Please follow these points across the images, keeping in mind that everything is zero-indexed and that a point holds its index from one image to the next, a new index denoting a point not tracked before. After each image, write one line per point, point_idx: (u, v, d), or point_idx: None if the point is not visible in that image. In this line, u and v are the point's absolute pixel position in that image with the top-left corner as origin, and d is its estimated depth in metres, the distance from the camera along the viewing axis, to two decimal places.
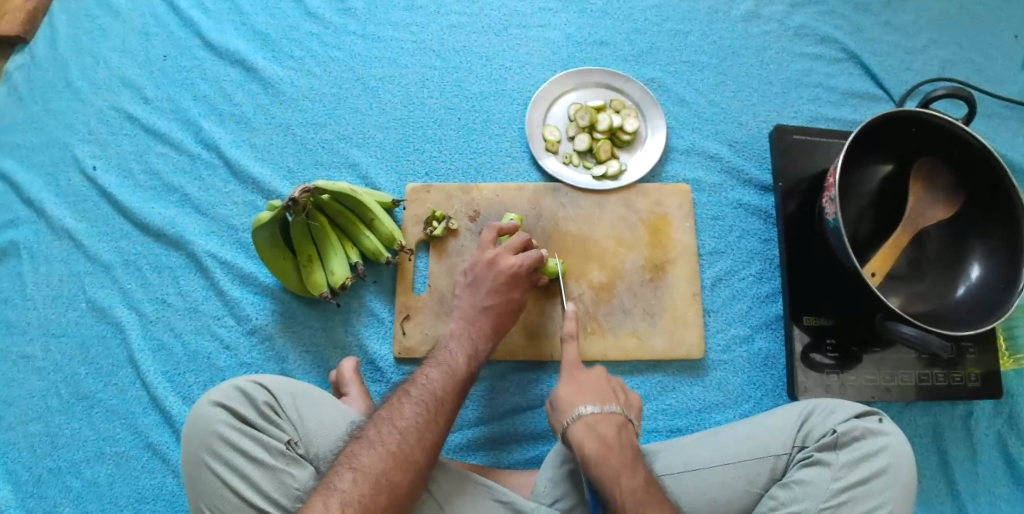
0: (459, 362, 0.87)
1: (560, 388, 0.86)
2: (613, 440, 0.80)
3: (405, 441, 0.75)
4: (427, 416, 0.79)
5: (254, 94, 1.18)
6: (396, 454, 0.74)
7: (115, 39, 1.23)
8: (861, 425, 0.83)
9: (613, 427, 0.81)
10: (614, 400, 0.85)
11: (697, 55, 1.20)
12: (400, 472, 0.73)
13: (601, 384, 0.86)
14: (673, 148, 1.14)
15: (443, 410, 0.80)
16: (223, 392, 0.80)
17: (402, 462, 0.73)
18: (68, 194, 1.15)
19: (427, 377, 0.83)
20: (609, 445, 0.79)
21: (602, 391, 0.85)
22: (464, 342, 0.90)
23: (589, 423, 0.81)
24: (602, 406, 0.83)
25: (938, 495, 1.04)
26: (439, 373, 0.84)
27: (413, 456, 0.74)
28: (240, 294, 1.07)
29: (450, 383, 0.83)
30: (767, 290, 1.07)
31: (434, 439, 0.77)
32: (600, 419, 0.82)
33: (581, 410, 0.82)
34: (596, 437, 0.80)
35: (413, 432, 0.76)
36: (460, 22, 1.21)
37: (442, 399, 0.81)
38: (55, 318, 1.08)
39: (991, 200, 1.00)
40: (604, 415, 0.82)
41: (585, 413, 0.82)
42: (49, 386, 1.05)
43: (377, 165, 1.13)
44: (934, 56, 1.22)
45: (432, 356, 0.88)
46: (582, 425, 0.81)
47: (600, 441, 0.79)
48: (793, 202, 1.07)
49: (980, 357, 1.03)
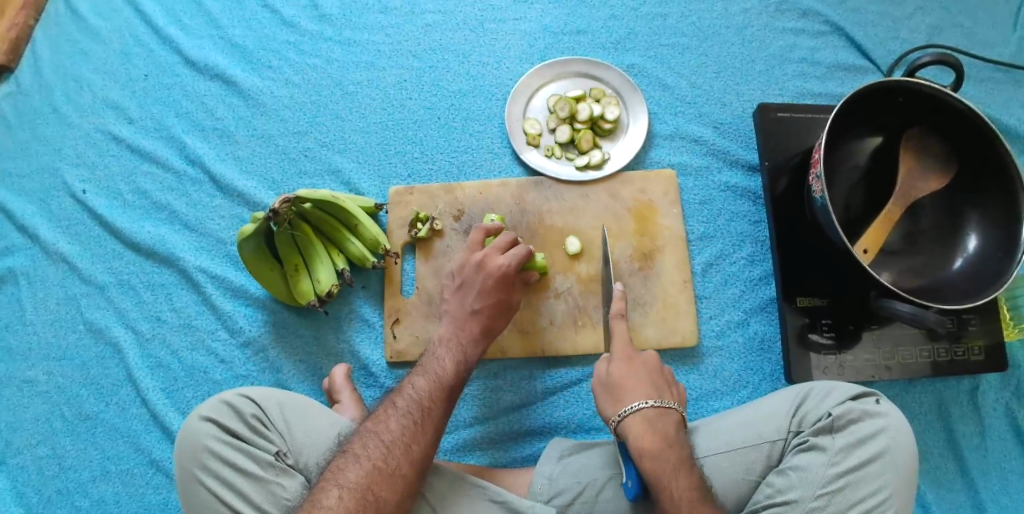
0: (447, 369, 0.86)
1: (615, 375, 0.84)
2: (672, 437, 0.79)
3: (390, 454, 0.75)
4: (413, 427, 0.78)
5: (235, 107, 1.18)
6: (381, 468, 0.74)
7: (97, 61, 1.24)
8: (859, 408, 0.81)
9: (671, 423, 0.80)
10: (667, 395, 0.83)
11: (677, 37, 1.18)
12: (386, 486, 0.73)
13: (656, 380, 0.84)
14: (657, 134, 1.13)
15: (430, 419, 0.80)
16: (212, 406, 0.80)
17: (389, 476, 0.74)
18: (60, 218, 1.16)
19: (414, 386, 0.83)
20: (668, 442, 0.78)
21: (655, 384, 0.84)
22: (452, 347, 0.90)
23: (648, 418, 0.79)
24: (660, 401, 0.81)
25: (946, 471, 1.02)
26: (425, 381, 0.84)
27: (399, 470, 0.75)
28: (232, 307, 1.07)
29: (436, 392, 0.83)
30: (759, 273, 1.05)
31: (421, 450, 0.77)
32: (658, 415, 0.80)
33: (641, 404, 0.80)
34: (655, 435, 0.78)
35: (399, 444, 0.77)
36: (436, 20, 1.20)
37: (429, 409, 0.81)
38: (55, 341, 1.10)
39: (984, 167, 0.97)
40: (661, 410, 0.80)
41: (644, 407, 0.80)
42: (52, 408, 1.07)
43: (360, 171, 1.13)
44: (921, 23, 1.19)
45: (420, 364, 0.88)
46: (640, 421, 0.79)
47: (661, 437, 0.78)
48: (782, 180, 1.05)
49: (983, 328, 1.01)
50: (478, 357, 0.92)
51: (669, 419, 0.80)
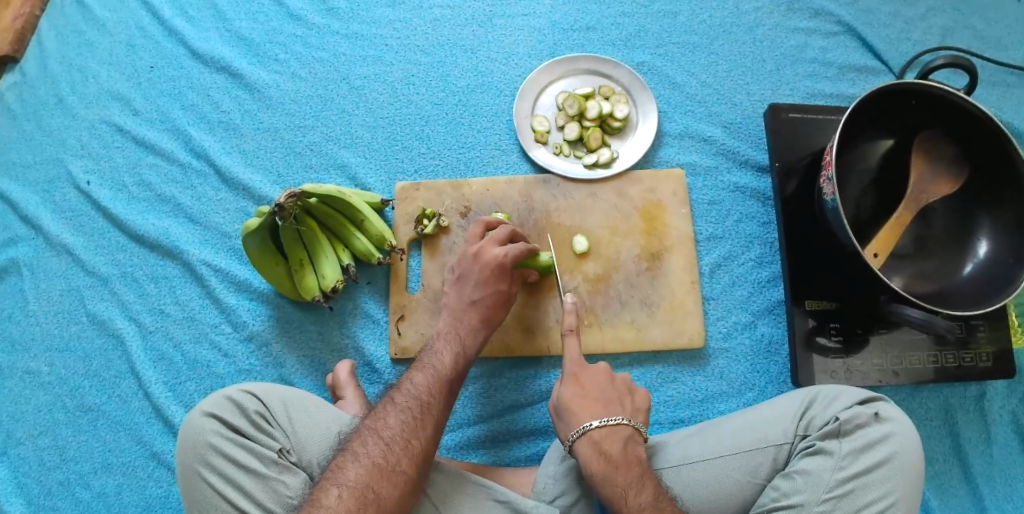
0: (445, 362, 0.86)
1: (564, 396, 0.83)
2: (618, 456, 0.77)
3: (390, 451, 0.75)
4: (413, 423, 0.78)
5: (241, 100, 1.17)
6: (381, 465, 0.73)
7: (102, 52, 1.23)
8: (865, 412, 0.81)
9: (619, 442, 0.78)
10: (620, 410, 0.82)
11: (688, 36, 1.17)
12: (387, 483, 0.73)
13: (608, 394, 0.83)
14: (666, 133, 1.12)
15: (430, 414, 0.80)
16: (215, 402, 0.80)
17: (389, 473, 0.73)
18: (64, 209, 1.15)
19: (412, 382, 0.82)
20: (614, 464, 0.77)
21: (607, 401, 0.82)
22: (451, 340, 0.89)
23: (595, 440, 0.78)
24: (606, 419, 0.80)
25: (952, 476, 1.01)
26: (424, 377, 0.83)
27: (400, 467, 0.74)
28: (235, 302, 1.07)
29: (435, 386, 0.82)
30: (767, 275, 1.05)
31: (421, 445, 0.77)
32: (606, 435, 0.79)
33: (586, 425, 0.79)
34: (601, 456, 0.77)
35: (399, 440, 0.76)
36: (444, 15, 1.19)
37: (429, 405, 0.80)
38: (57, 333, 1.09)
39: (998, 171, 0.96)
40: (608, 428, 0.79)
41: (590, 428, 0.79)
42: (54, 400, 1.06)
43: (366, 166, 1.12)
44: (934, 24, 1.18)
45: (419, 358, 0.87)
46: (587, 442, 0.78)
47: (604, 459, 0.77)
48: (793, 181, 1.04)
49: (991, 334, 1.00)
50: (477, 350, 0.91)
51: (615, 437, 0.78)
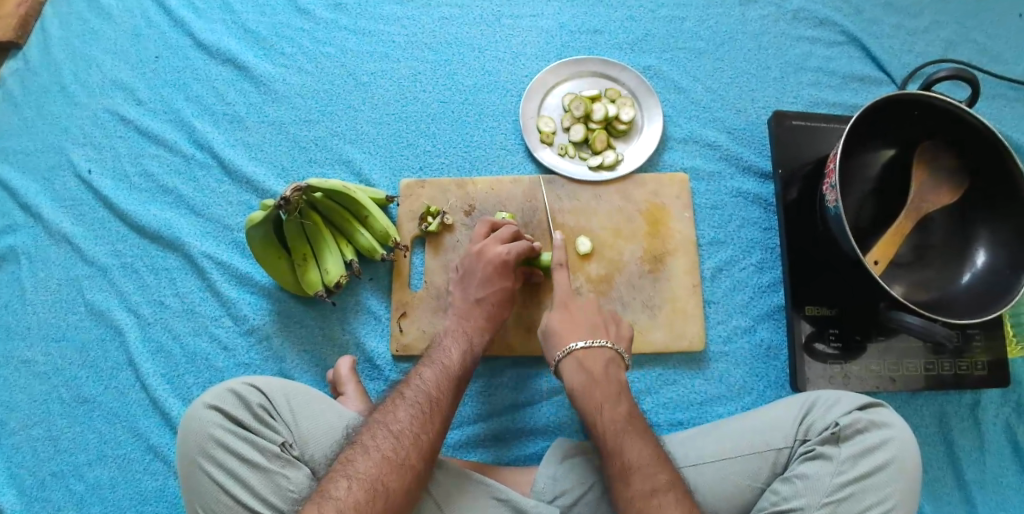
0: (453, 359, 0.86)
1: (553, 323, 0.92)
2: (599, 373, 0.86)
3: (399, 444, 0.75)
4: (421, 417, 0.78)
5: (246, 92, 1.17)
6: (390, 458, 0.73)
7: (106, 41, 1.22)
8: (865, 417, 0.82)
9: (600, 361, 0.88)
10: (604, 335, 0.91)
11: (694, 41, 1.18)
12: (396, 476, 0.72)
13: (594, 321, 0.93)
14: (671, 137, 1.12)
15: (438, 410, 0.80)
16: (217, 394, 0.79)
17: (398, 466, 0.73)
18: (64, 198, 1.14)
19: (421, 377, 0.83)
20: (594, 379, 0.86)
21: (592, 327, 0.92)
22: (458, 338, 0.89)
23: (579, 359, 0.88)
24: (590, 341, 0.89)
25: (945, 484, 1.03)
26: (433, 372, 0.84)
27: (409, 460, 0.74)
28: (236, 295, 1.06)
29: (443, 382, 0.83)
30: (768, 281, 1.05)
31: (429, 440, 0.77)
32: (588, 355, 0.88)
33: (574, 345, 0.89)
34: (584, 371, 0.87)
35: (408, 434, 0.76)
36: (452, 13, 1.19)
37: (438, 400, 0.80)
38: (54, 322, 1.08)
39: (995, 181, 0.98)
40: (592, 348, 0.88)
41: (575, 348, 0.89)
42: (50, 390, 1.05)
43: (370, 162, 1.12)
44: (937, 37, 1.19)
45: (427, 355, 0.88)
46: (571, 360, 0.88)
47: (586, 374, 0.87)
48: (794, 189, 1.05)
49: (987, 343, 1.02)
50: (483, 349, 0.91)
51: (597, 355, 0.87)
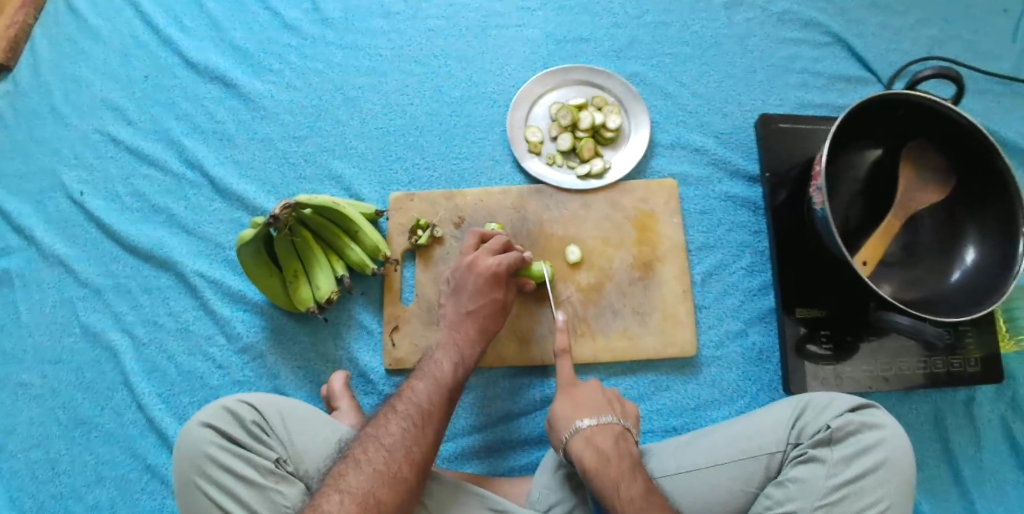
0: (445, 371, 0.86)
1: (555, 408, 0.86)
2: (612, 450, 0.80)
3: (391, 458, 0.75)
4: (413, 431, 0.78)
5: (235, 110, 1.18)
6: (383, 471, 0.74)
7: (96, 61, 1.22)
8: (857, 419, 0.82)
9: (610, 438, 0.81)
10: (609, 411, 0.85)
11: (679, 47, 1.18)
12: (388, 489, 0.73)
13: (597, 398, 0.86)
14: (658, 143, 1.13)
15: (430, 423, 0.80)
16: (212, 413, 0.80)
17: (390, 479, 0.74)
18: (57, 220, 1.15)
19: (414, 390, 0.83)
20: (607, 457, 0.79)
21: (598, 404, 0.85)
22: (449, 350, 0.89)
23: (588, 438, 0.81)
24: (598, 418, 0.83)
25: (942, 482, 1.03)
26: (425, 385, 0.84)
27: (401, 474, 0.74)
28: (229, 313, 1.07)
29: (435, 395, 0.83)
30: (758, 283, 1.06)
31: (421, 453, 0.77)
32: (596, 432, 0.81)
33: (578, 424, 0.82)
34: (594, 449, 0.80)
35: (399, 448, 0.76)
36: (438, 26, 1.20)
37: (429, 413, 0.81)
38: (50, 345, 1.09)
39: (981, 179, 0.98)
40: (600, 425, 0.82)
41: (583, 427, 0.82)
42: (47, 412, 1.06)
43: (360, 177, 1.12)
44: (922, 35, 1.19)
45: (418, 367, 0.88)
46: (581, 438, 0.81)
47: (599, 453, 0.79)
48: (783, 191, 1.05)
49: (979, 340, 1.02)
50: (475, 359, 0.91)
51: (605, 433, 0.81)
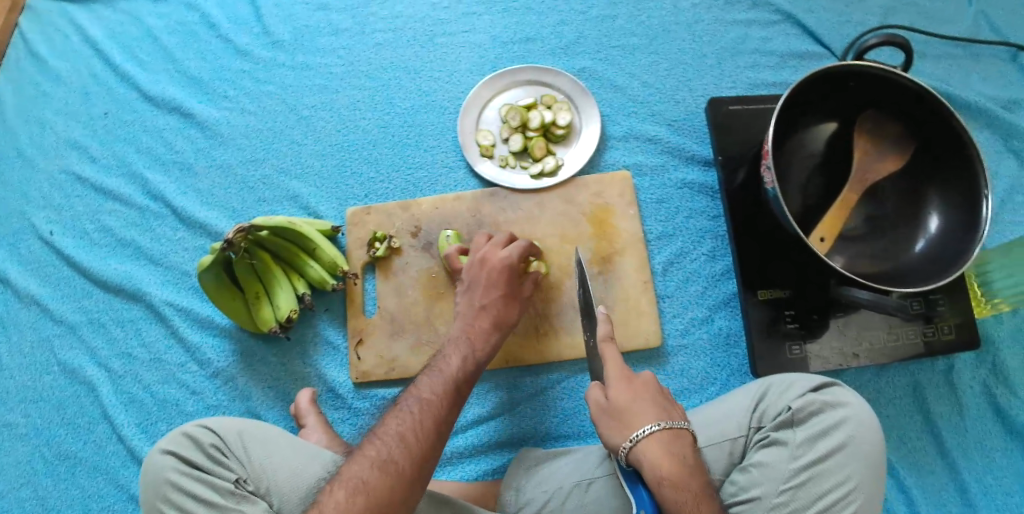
0: (453, 366, 0.85)
1: (618, 402, 0.77)
2: (685, 461, 0.73)
3: (384, 443, 0.74)
4: (410, 418, 0.77)
5: (194, 139, 1.20)
6: (375, 456, 0.73)
7: (58, 103, 1.25)
8: (819, 399, 0.81)
9: (680, 448, 0.74)
10: (676, 414, 0.78)
11: (627, 38, 1.18)
12: (378, 473, 0.71)
13: (660, 397, 0.79)
14: (610, 135, 1.12)
15: (429, 412, 0.78)
16: (173, 440, 0.82)
17: (382, 463, 0.72)
18: (30, 261, 1.17)
19: (420, 383, 0.82)
20: (685, 468, 0.73)
21: (663, 405, 0.78)
22: (460, 345, 0.89)
23: (664, 444, 0.74)
24: (671, 423, 0.75)
25: (926, 455, 1.01)
26: (429, 378, 0.83)
27: (392, 457, 0.73)
28: (199, 339, 1.08)
29: (440, 387, 0.81)
30: (721, 268, 1.05)
31: (417, 439, 0.75)
32: (671, 439, 0.74)
33: (654, 428, 0.74)
34: (674, 459, 0.73)
35: (394, 434, 0.75)
36: (386, 38, 1.21)
37: (431, 404, 0.79)
38: (30, 384, 1.11)
39: (940, 144, 0.96)
40: (674, 433, 0.75)
41: (658, 431, 0.74)
42: (32, 450, 1.08)
43: (318, 195, 1.13)
44: (873, 4, 1.18)
45: (431, 365, 0.87)
46: (655, 444, 0.73)
47: (676, 464, 0.72)
48: (738, 174, 1.04)
49: (952, 306, 1.00)
50: (487, 356, 0.90)
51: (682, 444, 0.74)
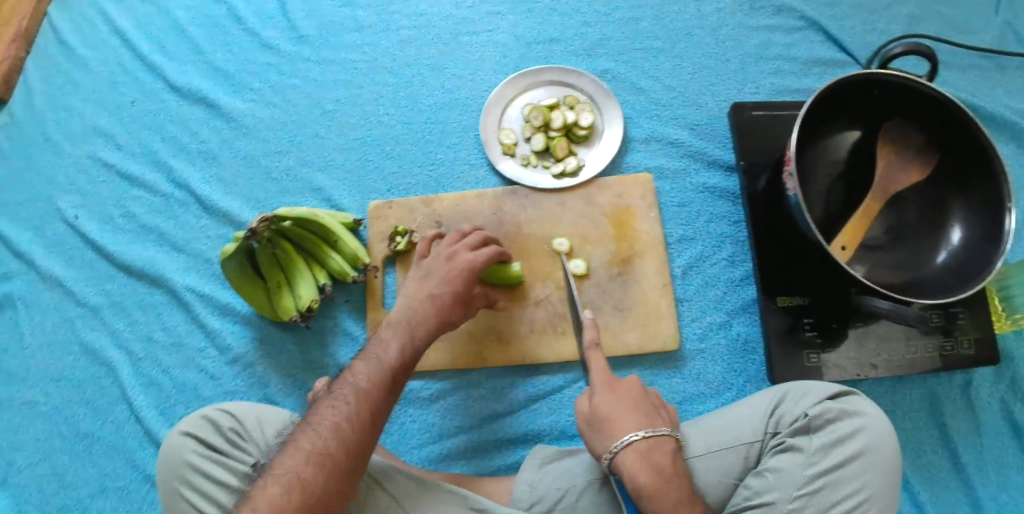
0: (390, 351, 0.80)
1: (599, 407, 0.80)
2: (668, 470, 0.76)
3: (317, 436, 0.72)
4: (344, 409, 0.74)
5: (219, 129, 1.21)
6: (307, 449, 0.71)
7: (87, 90, 1.27)
8: (836, 407, 0.80)
9: (665, 455, 0.77)
10: (659, 421, 0.80)
11: (650, 41, 1.18)
12: (311, 468, 0.70)
13: (643, 403, 0.81)
14: (632, 138, 1.13)
15: (365, 401, 0.75)
16: (191, 422, 0.82)
17: (316, 458, 0.70)
18: (55, 244, 1.19)
19: (353, 370, 0.79)
20: (665, 477, 0.75)
21: (645, 412, 0.80)
22: (398, 328, 0.84)
23: (643, 452, 0.76)
24: (653, 430, 0.78)
25: (941, 468, 1.01)
26: (364, 365, 0.79)
27: (326, 450, 0.70)
28: (219, 325, 1.10)
29: (376, 374, 0.77)
30: (740, 274, 1.05)
31: (352, 431, 0.72)
32: (652, 447, 0.77)
33: (634, 436, 0.77)
34: (652, 468, 0.75)
35: (329, 426, 0.72)
36: (411, 35, 1.22)
37: (365, 392, 0.75)
38: (52, 364, 1.13)
39: (965, 155, 0.96)
40: (655, 441, 0.77)
41: (638, 440, 0.77)
42: (52, 429, 1.10)
43: (340, 188, 1.14)
44: (900, 13, 1.17)
45: (367, 347, 0.83)
46: (634, 453, 0.76)
47: (655, 472, 0.75)
48: (760, 180, 1.04)
49: (972, 320, 1.00)
50: (430, 337, 0.85)
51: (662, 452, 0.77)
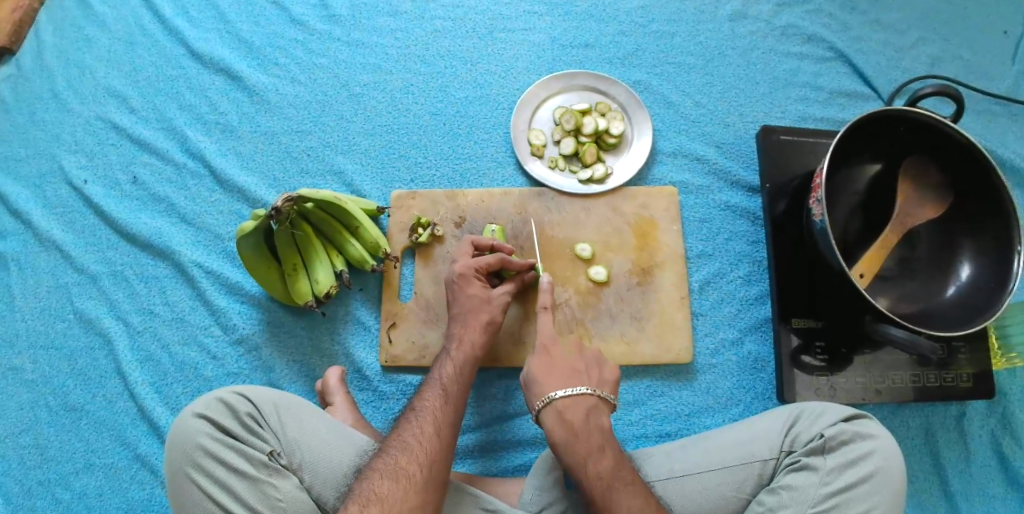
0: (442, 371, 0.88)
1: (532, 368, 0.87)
2: (581, 426, 0.81)
3: (386, 456, 0.77)
4: (409, 428, 0.80)
5: (239, 103, 1.18)
6: (379, 468, 0.76)
7: (100, 48, 1.23)
8: (850, 429, 0.82)
9: (581, 412, 0.82)
10: (586, 380, 0.85)
11: (684, 57, 1.19)
12: (386, 482, 0.74)
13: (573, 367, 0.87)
14: (660, 150, 1.14)
15: (426, 417, 0.81)
16: (207, 404, 0.80)
17: (390, 473, 0.75)
18: (55, 205, 1.14)
19: (413, 396, 0.86)
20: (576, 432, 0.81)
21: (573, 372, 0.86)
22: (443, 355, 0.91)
23: (558, 409, 0.82)
24: (571, 389, 0.83)
25: (931, 496, 1.03)
26: (421, 390, 0.86)
27: (398, 465, 0.76)
28: (226, 304, 1.07)
29: (432, 394, 0.85)
30: (755, 293, 1.06)
31: (420, 445, 0.78)
32: (569, 404, 0.83)
33: (551, 395, 0.83)
34: (565, 424, 0.81)
35: (396, 445, 0.78)
36: (445, 26, 1.21)
37: (426, 409, 0.83)
38: (43, 330, 1.08)
39: (979, 197, 0.99)
40: (573, 400, 0.83)
41: (558, 423, 0.81)
42: (38, 397, 1.05)
43: (363, 174, 1.12)
44: (923, 53, 1.21)
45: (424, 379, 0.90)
46: (552, 411, 0.82)
47: (567, 428, 0.81)
48: (782, 202, 1.05)
49: (972, 356, 1.02)
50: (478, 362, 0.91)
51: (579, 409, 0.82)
